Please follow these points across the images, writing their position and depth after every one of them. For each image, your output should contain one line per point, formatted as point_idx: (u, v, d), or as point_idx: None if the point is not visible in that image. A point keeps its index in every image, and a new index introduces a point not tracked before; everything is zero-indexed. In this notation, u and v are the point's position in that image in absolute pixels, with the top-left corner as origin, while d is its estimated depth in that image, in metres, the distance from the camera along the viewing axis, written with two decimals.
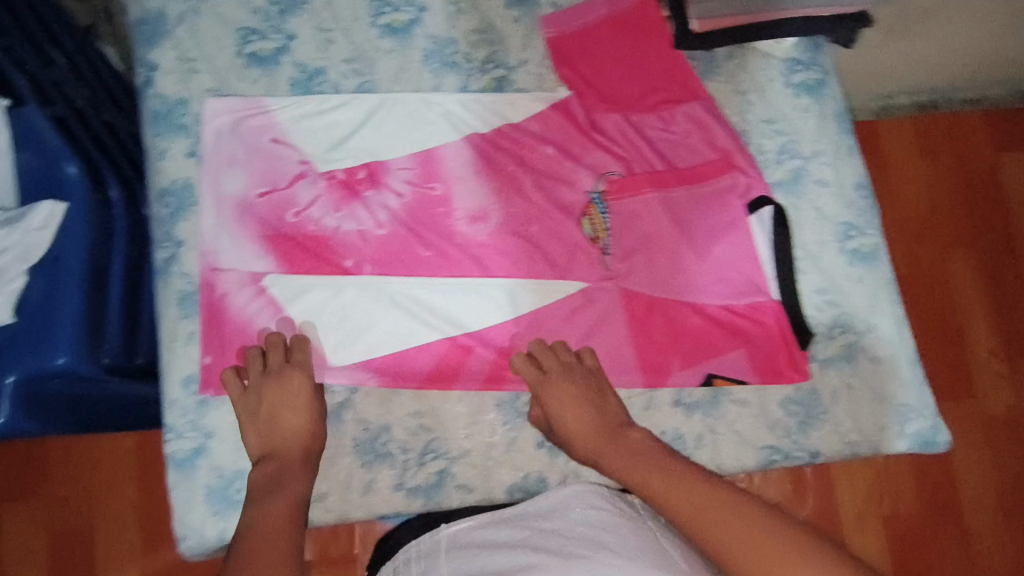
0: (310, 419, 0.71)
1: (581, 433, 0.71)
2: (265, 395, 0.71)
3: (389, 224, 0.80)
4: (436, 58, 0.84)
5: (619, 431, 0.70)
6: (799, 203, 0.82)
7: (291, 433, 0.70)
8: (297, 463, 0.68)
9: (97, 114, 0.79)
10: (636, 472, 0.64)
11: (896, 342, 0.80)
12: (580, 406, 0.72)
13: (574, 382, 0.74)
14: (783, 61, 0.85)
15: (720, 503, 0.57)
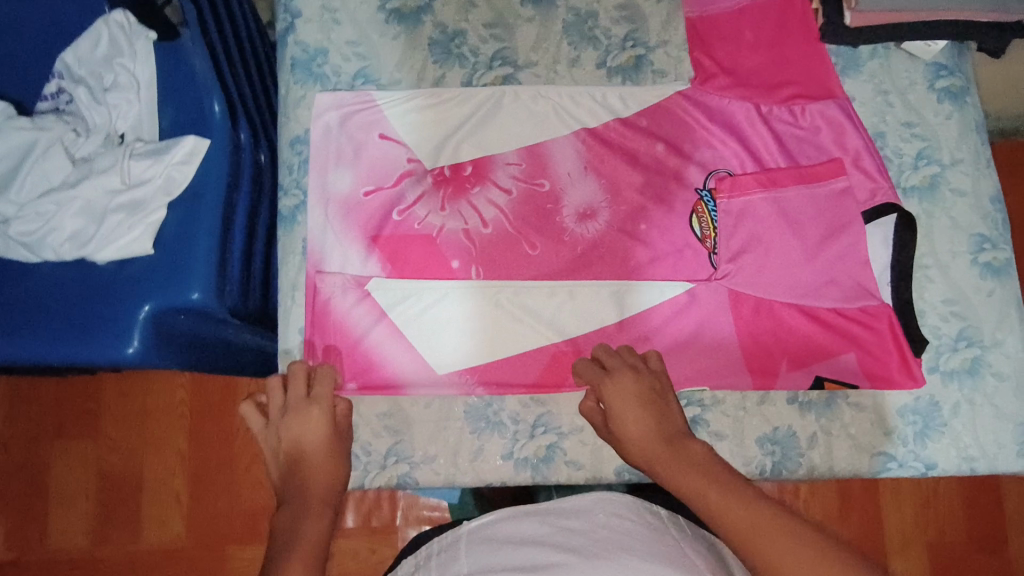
0: (331, 453, 0.65)
1: (642, 441, 0.63)
2: (286, 427, 0.66)
3: (496, 223, 0.78)
4: (576, 30, 0.83)
5: (681, 441, 0.62)
6: (933, 210, 0.80)
7: (319, 472, 0.64)
8: (312, 501, 0.61)
9: (238, 58, 0.79)
10: (705, 489, 0.56)
11: (1023, 361, 0.78)
12: (644, 409, 0.65)
13: (635, 384, 0.67)
14: (928, 65, 0.84)
15: (784, 532, 0.49)
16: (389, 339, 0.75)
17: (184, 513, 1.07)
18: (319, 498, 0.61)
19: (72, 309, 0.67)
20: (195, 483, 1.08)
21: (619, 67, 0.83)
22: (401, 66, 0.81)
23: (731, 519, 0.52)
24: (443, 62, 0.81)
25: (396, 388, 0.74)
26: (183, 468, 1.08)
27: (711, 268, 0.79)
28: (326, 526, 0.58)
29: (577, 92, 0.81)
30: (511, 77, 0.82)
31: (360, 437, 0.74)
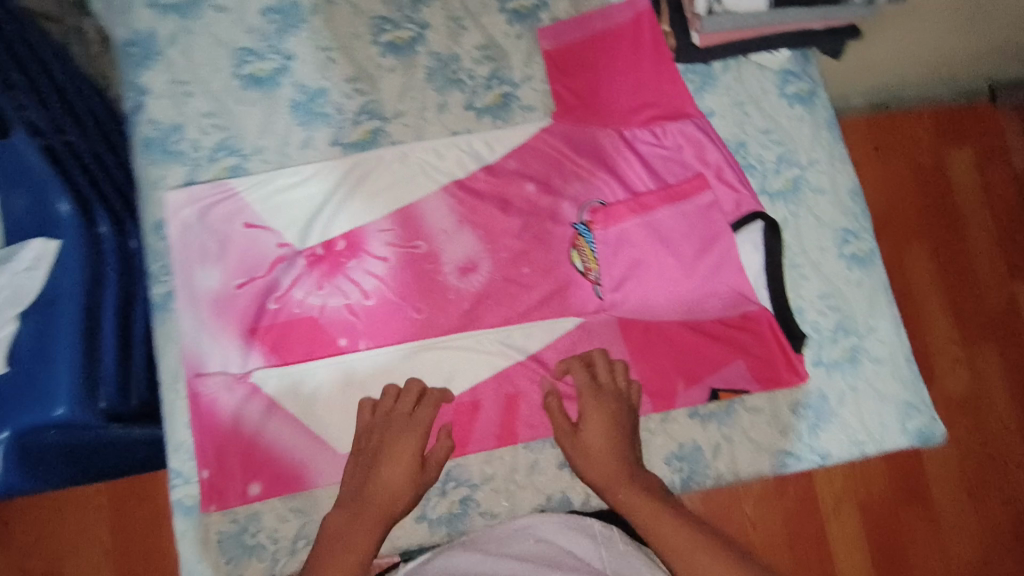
0: (409, 477, 0.66)
1: (605, 469, 0.65)
2: (385, 448, 0.67)
3: (376, 293, 0.78)
4: (441, 75, 0.83)
5: (639, 470, 0.65)
6: (798, 210, 0.85)
7: (386, 490, 0.65)
8: (375, 518, 0.63)
9: (89, 145, 0.74)
10: (662, 521, 0.57)
11: (895, 342, 0.83)
12: (616, 428, 0.68)
13: (611, 406, 0.70)
14: (777, 73, 0.88)
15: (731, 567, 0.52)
16: (287, 431, 0.74)
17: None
18: (378, 516, 0.63)
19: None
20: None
21: (487, 107, 0.83)
22: (263, 131, 0.78)
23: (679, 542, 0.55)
24: (307, 124, 0.79)
25: (301, 482, 0.73)
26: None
27: (598, 297, 0.81)
28: (371, 544, 0.61)
29: (441, 143, 0.81)
30: (380, 130, 0.81)
31: (264, 524, 0.72)
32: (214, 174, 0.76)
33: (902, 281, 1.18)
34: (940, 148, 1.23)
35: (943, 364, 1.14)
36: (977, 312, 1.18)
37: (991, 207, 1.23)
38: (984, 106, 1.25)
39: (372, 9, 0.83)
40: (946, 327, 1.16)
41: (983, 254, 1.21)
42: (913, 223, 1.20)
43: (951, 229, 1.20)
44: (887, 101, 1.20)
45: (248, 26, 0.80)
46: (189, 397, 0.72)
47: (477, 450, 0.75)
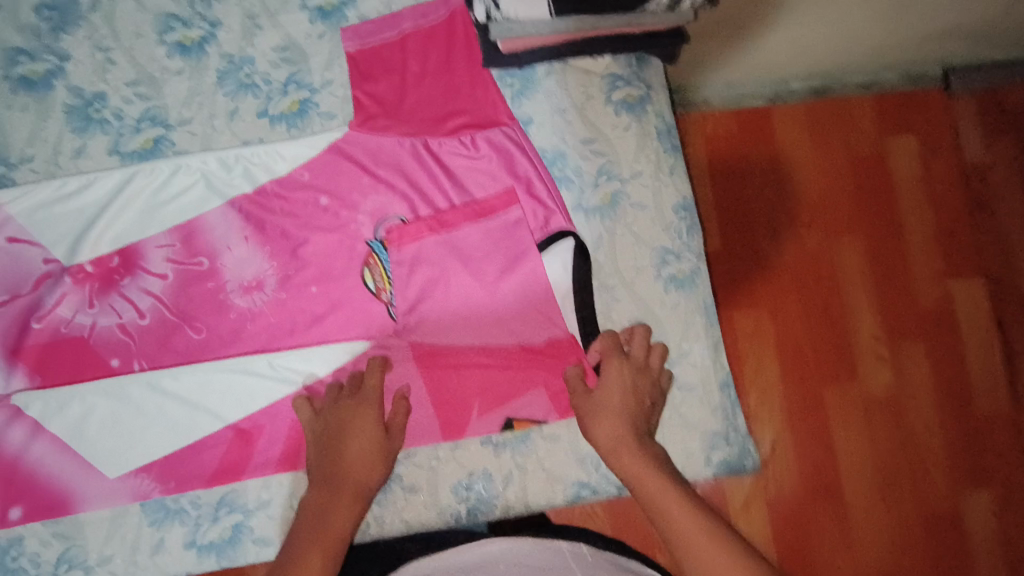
0: (378, 453, 0.69)
1: (615, 435, 0.70)
2: (346, 424, 0.69)
3: (152, 312, 0.74)
4: (231, 79, 0.78)
5: (647, 442, 0.70)
6: (615, 227, 0.80)
7: (357, 467, 0.68)
8: (345, 495, 0.66)
9: None
10: (649, 480, 0.66)
11: (708, 369, 0.80)
12: (635, 395, 0.73)
13: (643, 384, 0.74)
14: (603, 77, 0.82)
15: (703, 521, 0.61)
16: (51, 455, 0.71)
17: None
18: (356, 494, 0.66)
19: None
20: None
21: (281, 115, 0.78)
22: (33, 139, 0.74)
23: (672, 519, 0.62)
24: (82, 131, 0.75)
25: (62, 508, 0.71)
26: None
27: (391, 318, 0.78)
28: (350, 522, 0.64)
29: (227, 155, 0.76)
30: (163, 139, 0.76)
31: (25, 549, 0.70)
32: None
33: (834, 264, 1.24)
34: (857, 130, 1.27)
35: (865, 361, 1.21)
36: (901, 305, 1.23)
37: (891, 204, 1.26)
38: (928, 96, 1.27)
39: (158, 4, 0.77)
40: (867, 314, 1.23)
41: (877, 242, 1.25)
42: (844, 213, 1.25)
43: (889, 215, 1.26)
44: (824, 87, 1.25)
45: (20, 24, 0.75)
46: None
47: (251, 479, 0.73)
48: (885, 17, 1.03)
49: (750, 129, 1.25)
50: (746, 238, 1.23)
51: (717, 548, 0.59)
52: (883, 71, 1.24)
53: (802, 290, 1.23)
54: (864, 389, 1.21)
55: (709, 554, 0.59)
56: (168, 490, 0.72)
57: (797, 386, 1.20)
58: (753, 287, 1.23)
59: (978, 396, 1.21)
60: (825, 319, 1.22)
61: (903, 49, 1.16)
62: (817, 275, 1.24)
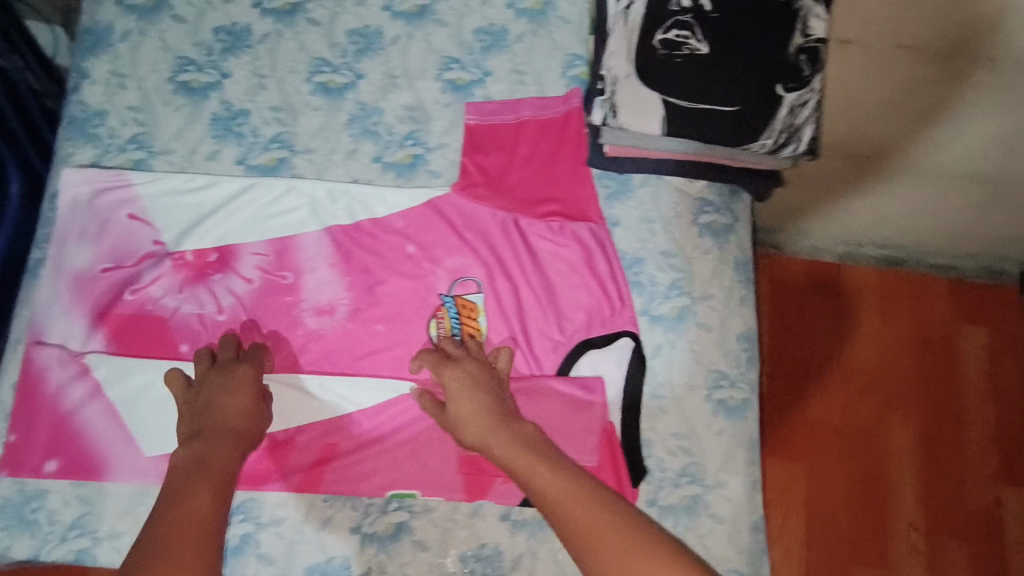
0: (251, 405, 0.68)
1: (475, 418, 0.67)
2: (213, 395, 0.67)
3: (230, 311, 0.79)
4: (359, 124, 0.86)
5: (513, 419, 0.67)
6: (676, 340, 0.81)
7: (235, 415, 0.66)
8: (225, 439, 0.63)
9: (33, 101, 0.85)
10: (477, 424, 0.66)
11: (742, 504, 0.77)
12: (483, 391, 0.69)
13: (473, 371, 0.71)
14: (694, 200, 0.86)
15: (541, 462, 0.61)
16: (100, 418, 0.74)
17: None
18: (230, 432, 0.64)
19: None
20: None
21: (394, 163, 0.85)
22: (177, 136, 0.83)
23: (480, 427, 0.66)
24: (220, 139, 0.83)
25: (94, 474, 0.73)
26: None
27: None
28: (236, 456, 0.62)
29: (337, 187, 0.83)
30: (286, 160, 0.84)
31: (47, 504, 0.72)
32: (117, 163, 0.81)
33: (880, 438, 1.20)
34: (927, 317, 1.26)
35: (899, 550, 1.14)
36: (948, 500, 1.17)
37: (955, 402, 1.22)
38: (1006, 291, 1.26)
39: (317, 50, 0.88)
40: (909, 499, 1.16)
41: (933, 429, 1.20)
42: (900, 389, 1.22)
43: (948, 403, 1.21)
44: (898, 261, 1.25)
45: (198, 40, 0.86)
46: (21, 366, 0.74)
47: (275, 490, 0.74)
48: (967, 207, 1.06)
49: (823, 289, 1.26)
50: (795, 395, 1.22)
51: (526, 454, 0.62)
52: (962, 261, 1.24)
53: (846, 456, 1.19)
54: None
55: (508, 454, 0.63)
56: None
57: (825, 564, 1.13)
58: (794, 445, 1.19)
59: None
60: (863, 494, 1.17)
61: (970, 247, 1.20)
62: (863, 445, 1.19)
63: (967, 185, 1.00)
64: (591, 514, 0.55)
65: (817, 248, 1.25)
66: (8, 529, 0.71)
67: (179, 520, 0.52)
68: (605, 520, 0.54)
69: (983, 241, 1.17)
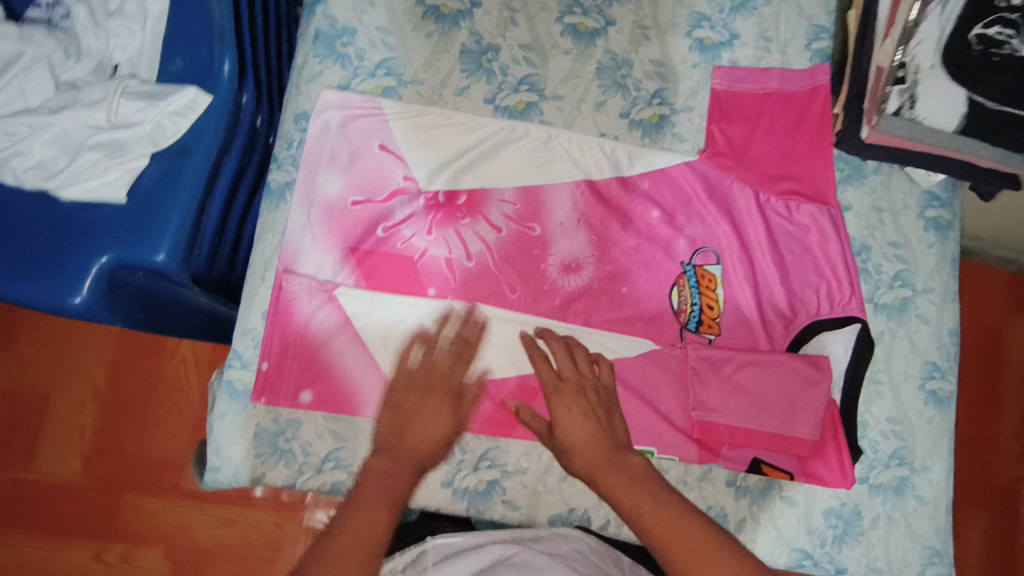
0: (452, 427, 0.63)
1: (585, 435, 0.61)
2: (420, 405, 0.63)
3: (479, 258, 0.77)
4: (608, 75, 0.83)
5: (622, 452, 0.60)
6: (897, 329, 0.84)
7: (422, 445, 0.60)
8: (409, 465, 0.58)
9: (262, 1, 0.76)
10: (590, 446, 0.60)
11: (943, 488, 0.82)
12: (592, 417, 0.63)
13: (585, 399, 0.65)
14: (921, 193, 0.87)
15: (660, 500, 0.54)
16: (350, 351, 0.71)
17: (85, 451, 1.02)
18: (414, 468, 0.58)
19: (12, 239, 0.63)
20: (102, 427, 1.03)
21: (641, 122, 0.83)
22: (427, 66, 0.78)
23: (589, 455, 0.60)
24: (470, 73, 0.79)
25: (348, 409, 0.71)
26: (92, 406, 1.03)
27: (681, 339, 0.80)
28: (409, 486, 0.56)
29: (588, 140, 0.80)
30: (534, 105, 0.81)
31: (302, 434, 0.71)
32: (368, 88, 0.77)
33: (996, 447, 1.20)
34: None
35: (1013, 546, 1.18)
36: None
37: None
38: None
39: None
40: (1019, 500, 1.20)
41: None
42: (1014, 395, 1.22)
43: None
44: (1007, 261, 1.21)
45: None
46: (272, 288, 0.70)
47: (517, 437, 0.74)
48: None
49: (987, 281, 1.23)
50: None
51: (633, 485, 0.56)
52: None
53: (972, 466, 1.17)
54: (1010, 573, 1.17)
55: (608, 480, 0.58)
56: None
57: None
58: None
59: None
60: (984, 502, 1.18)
61: None
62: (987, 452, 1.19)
63: None
64: (718, 567, 0.49)
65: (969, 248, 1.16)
66: (264, 457, 0.70)
67: (352, 525, 0.50)
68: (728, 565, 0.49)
69: None
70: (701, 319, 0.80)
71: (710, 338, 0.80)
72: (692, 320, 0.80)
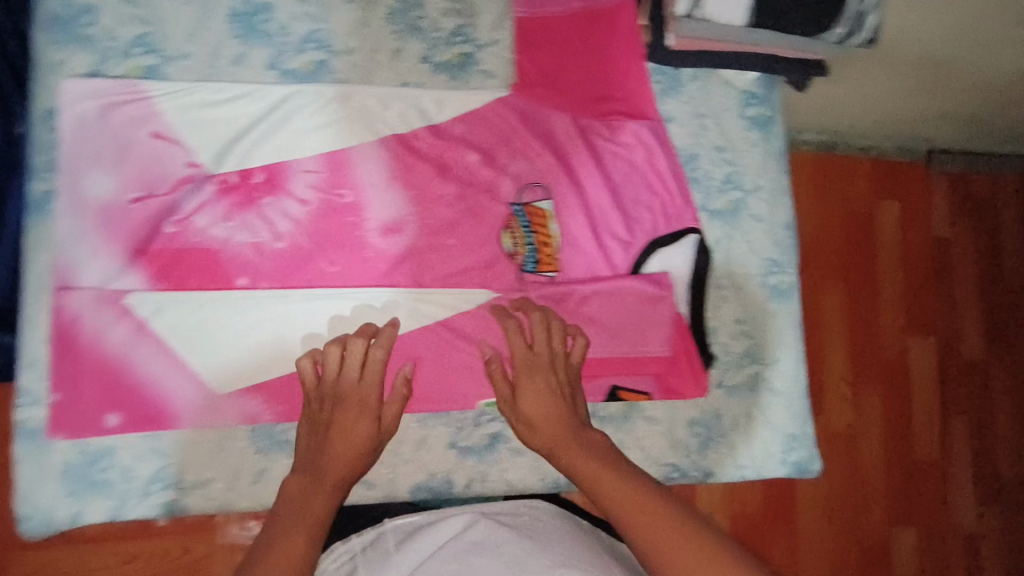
0: (368, 440, 0.69)
1: (540, 410, 0.71)
2: (337, 412, 0.69)
3: (289, 237, 0.72)
4: (401, 19, 0.77)
5: (584, 431, 0.71)
6: (733, 233, 0.85)
7: (341, 460, 0.67)
8: (332, 483, 0.66)
9: None
10: (552, 421, 0.71)
11: (793, 377, 0.86)
12: (551, 396, 0.72)
13: (549, 377, 0.73)
14: (740, 92, 0.87)
15: (606, 469, 0.66)
16: (155, 359, 0.68)
17: None
18: (331, 484, 0.66)
19: None
20: None
21: (444, 65, 0.78)
22: (193, 38, 0.70)
23: (550, 437, 0.71)
24: (244, 39, 0.72)
25: (164, 422, 0.68)
26: None
27: (518, 282, 0.78)
28: (326, 510, 0.65)
29: (389, 92, 0.76)
30: (325, 64, 0.74)
31: (118, 460, 0.67)
32: (125, 71, 0.68)
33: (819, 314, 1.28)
34: (929, 223, 1.36)
35: (830, 399, 1.25)
36: (874, 356, 1.29)
37: (941, 294, 1.34)
38: (913, 166, 1.35)
39: None
40: (840, 355, 1.26)
41: (861, 309, 1.29)
42: (837, 264, 1.29)
43: (871, 274, 1.30)
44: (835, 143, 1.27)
45: None
46: (50, 313, 0.65)
47: None
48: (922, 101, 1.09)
49: (847, 175, 1.30)
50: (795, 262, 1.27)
51: (589, 463, 0.67)
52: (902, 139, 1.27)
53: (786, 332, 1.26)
54: (827, 422, 1.25)
55: (573, 456, 0.69)
56: (279, 414, 0.71)
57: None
58: None
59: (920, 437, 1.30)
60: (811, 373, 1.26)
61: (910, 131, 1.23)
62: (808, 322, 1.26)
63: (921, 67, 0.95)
64: (660, 524, 0.58)
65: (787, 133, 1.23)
66: (77, 494, 0.66)
67: (273, 556, 0.59)
68: (688, 541, 0.56)
69: (950, 123, 1.17)
70: (538, 259, 0.79)
71: (551, 276, 0.79)
72: (530, 262, 0.78)
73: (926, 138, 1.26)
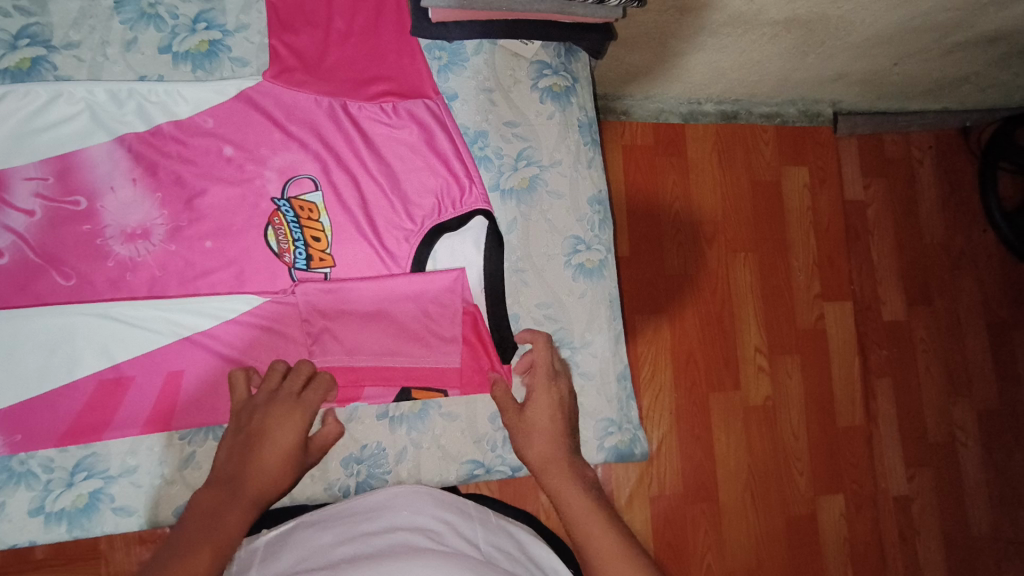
0: (299, 431, 0.64)
1: (546, 453, 0.68)
2: (267, 418, 0.63)
3: (12, 251, 0.68)
4: (131, 7, 0.73)
5: (577, 460, 0.69)
6: (530, 212, 0.81)
7: (268, 472, 0.60)
8: (249, 497, 0.58)
9: None
10: (541, 441, 0.69)
11: (608, 359, 0.81)
12: (559, 412, 0.72)
13: (551, 398, 0.72)
14: (531, 63, 0.82)
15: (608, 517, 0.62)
16: None
17: None
18: (250, 500, 0.58)
19: None
20: None
21: (187, 53, 0.74)
22: None
23: (543, 455, 0.68)
24: None
25: None
26: None
27: (291, 281, 0.73)
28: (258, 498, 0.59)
29: (118, 87, 0.70)
30: (42, 60, 0.70)
31: None
32: None
33: (732, 285, 1.24)
34: (841, 183, 1.31)
35: (747, 372, 1.21)
36: (787, 324, 1.25)
37: (858, 257, 1.30)
38: (824, 134, 1.30)
39: None
40: (753, 328, 1.23)
41: (768, 274, 1.25)
42: (743, 234, 1.25)
43: (778, 238, 1.27)
44: (734, 113, 1.25)
45: None
46: None
47: (114, 437, 0.68)
48: (789, 52, 1.03)
49: (752, 140, 1.27)
50: (701, 237, 1.24)
51: (576, 492, 0.64)
52: (786, 106, 1.26)
53: (695, 305, 1.22)
54: (741, 395, 1.21)
55: (560, 482, 0.65)
56: (14, 444, 0.65)
57: (686, 395, 1.19)
58: (671, 306, 1.21)
59: (839, 409, 1.24)
60: (716, 340, 1.21)
61: (785, 93, 1.21)
62: (713, 293, 1.23)
63: (789, 29, 0.95)
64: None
65: (660, 109, 1.23)
66: None
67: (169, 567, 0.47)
68: None
69: (805, 83, 1.17)
70: (309, 255, 0.74)
71: (325, 271, 0.74)
72: (299, 259, 0.73)
73: (829, 96, 1.24)
